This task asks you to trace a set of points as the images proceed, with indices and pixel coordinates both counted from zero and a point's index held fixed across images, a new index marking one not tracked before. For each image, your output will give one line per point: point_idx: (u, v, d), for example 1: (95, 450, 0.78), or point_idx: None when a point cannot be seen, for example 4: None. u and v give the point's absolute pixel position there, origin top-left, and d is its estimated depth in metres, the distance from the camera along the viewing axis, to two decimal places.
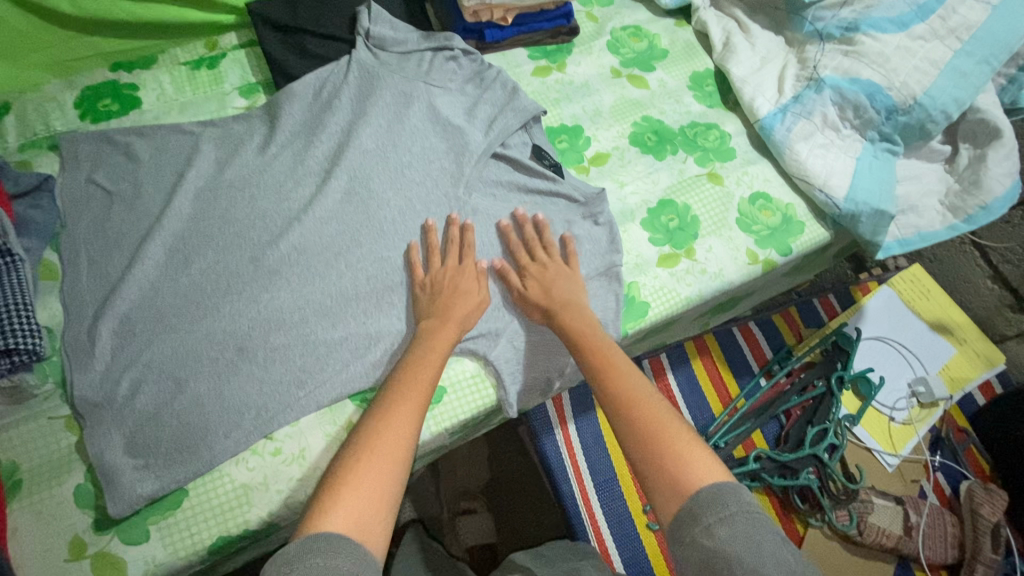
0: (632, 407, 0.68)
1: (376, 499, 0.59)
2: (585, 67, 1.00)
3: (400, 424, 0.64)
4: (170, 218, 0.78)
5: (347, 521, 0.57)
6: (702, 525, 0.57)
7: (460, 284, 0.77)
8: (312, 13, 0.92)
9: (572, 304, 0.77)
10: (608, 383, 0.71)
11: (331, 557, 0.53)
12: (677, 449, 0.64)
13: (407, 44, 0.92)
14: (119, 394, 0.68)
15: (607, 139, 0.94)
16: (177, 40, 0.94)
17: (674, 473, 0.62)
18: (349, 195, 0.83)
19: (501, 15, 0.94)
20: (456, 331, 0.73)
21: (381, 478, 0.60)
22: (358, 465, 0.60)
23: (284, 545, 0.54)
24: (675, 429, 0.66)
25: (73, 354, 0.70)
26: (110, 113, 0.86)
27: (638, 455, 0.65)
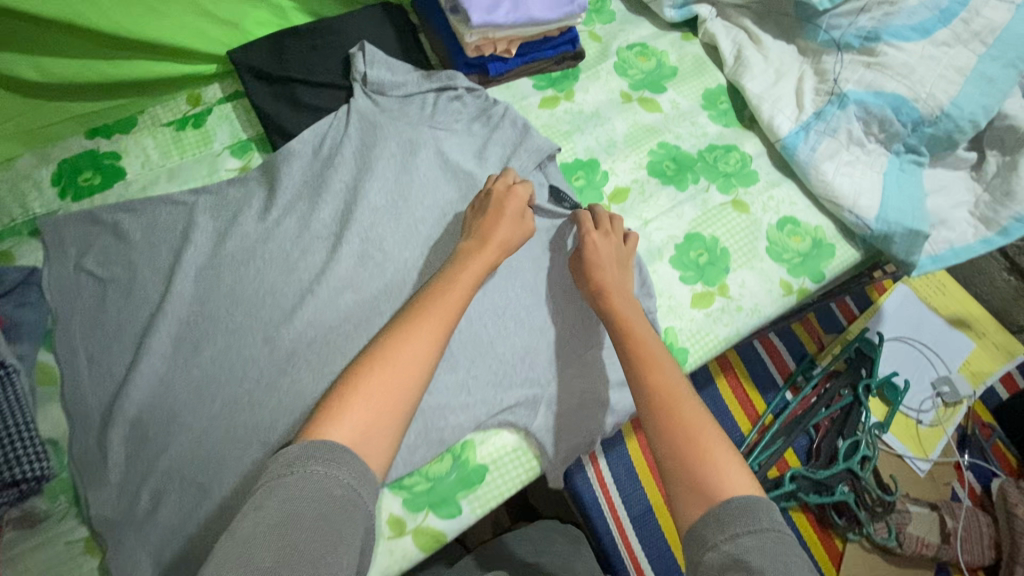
0: (664, 401, 0.63)
1: (384, 415, 0.57)
2: (594, 93, 0.95)
3: (426, 340, 0.62)
4: (173, 304, 0.73)
5: (350, 430, 0.55)
6: (729, 534, 0.51)
7: (505, 208, 0.77)
8: (301, 60, 0.86)
9: (618, 285, 0.75)
10: (643, 364, 0.67)
11: (330, 466, 0.51)
12: (707, 452, 0.58)
13: (407, 87, 0.86)
14: (141, 508, 0.64)
15: (624, 172, 0.89)
16: (156, 97, 0.87)
17: (701, 474, 0.57)
18: (363, 259, 0.78)
19: (505, 48, 0.87)
20: (498, 252, 0.74)
21: (392, 390, 0.58)
22: (374, 373, 0.58)
23: (289, 445, 0.53)
24: (707, 426, 0.60)
25: (86, 467, 0.65)
26: (93, 188, 0.79)
27: (663, 448, 0.60)
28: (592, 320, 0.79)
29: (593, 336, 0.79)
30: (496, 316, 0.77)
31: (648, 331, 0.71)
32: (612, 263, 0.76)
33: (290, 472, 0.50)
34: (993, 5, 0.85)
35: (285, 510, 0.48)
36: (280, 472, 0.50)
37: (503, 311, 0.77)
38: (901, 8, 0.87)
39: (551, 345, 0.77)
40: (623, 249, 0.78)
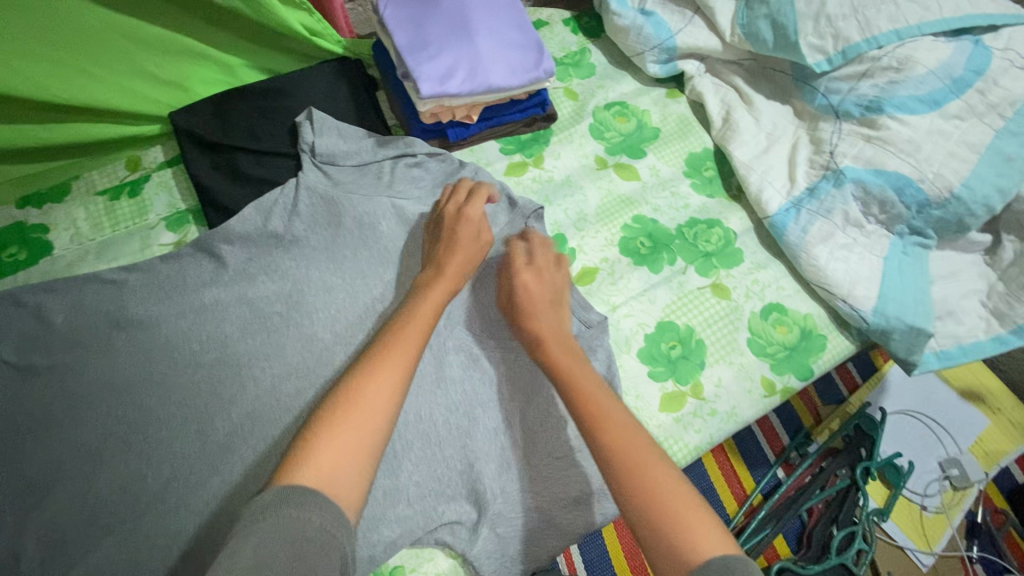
0: (616, 451, 0.53)
1: (359, 446, 0.50)
2: (565, 159, 0.89)
3: (399, 363, 0.56)
4: (93, 398, 0.68)
5: (324, 469, 0.48)
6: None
7: (465, 235, 0.74)
8: (246, 126, 0.81)
9: (548, 327, 0.68)
10: (589, 403, 0.58)
11: (305, 509, 0.44)
12: (673, 502, 0.49)
13: (359, 157, 0.81)
14: None
15: (593, 249, 0.82)
16: (93, 162, 0.82)
17: (672, 533, 0.47)
18: (304, 347, 0.72)
19: (465, 114, 0.81)
20: (453, 284, 0.69)
21: (367, 420, 0.51)
22: (347, 403, 0.52)
23: (259, 492, 0.45)
24: (666, 471, 0.51)
25: None
26: (17, 264, 0.75)
27: (626, 501, 0.50)
28: (547, 421, 0.73)
29: (551, 441, 0.71)
30: (447, 414, 0.70)
31: (591, 374, 0.63)
32: (544, 302, 0.70)
33: (264, 518, 0.43)
34: (1012, 75, 0.75)
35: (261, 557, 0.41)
36: (251, 521, 0.43)
37: (454, 407, 0.70)
38: (908, 76, 0.78)
39: (503, 451, 0.70)
40: (558, 289, 0.73)
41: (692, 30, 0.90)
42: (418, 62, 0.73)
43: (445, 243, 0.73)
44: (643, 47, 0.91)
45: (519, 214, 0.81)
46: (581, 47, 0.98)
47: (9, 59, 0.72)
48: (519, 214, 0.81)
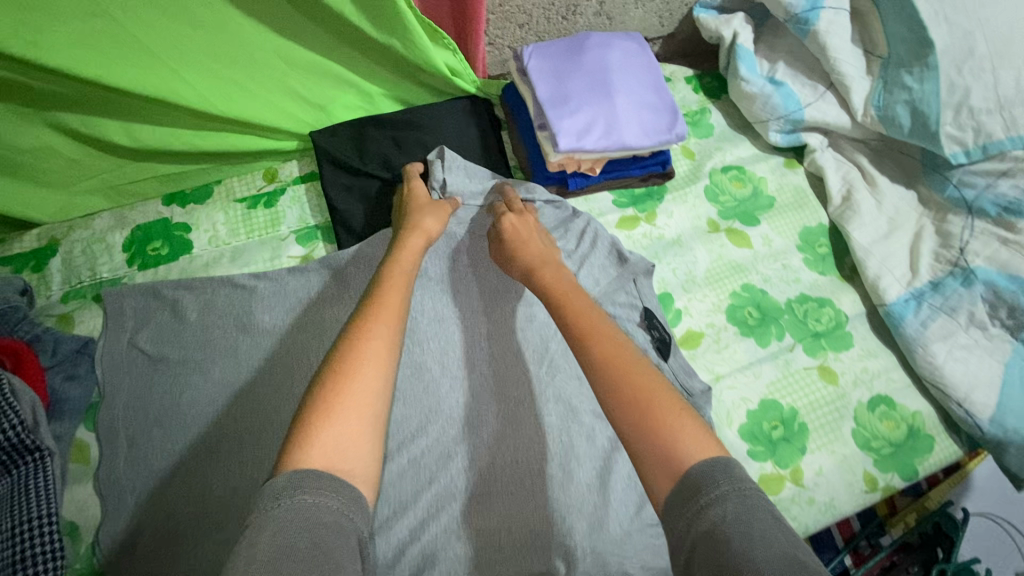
0: (606, 367, 0.57)
1: (354, 427, 0.52)
2: (677, 218, 0.88)
3: (381, 343, 0.58)
4: (216, 396, 0.72)
5: (326, 452, 0.49)
6: (703, 502, 0.45)
7: (419, 200, 0.78)
8: (381, 155, 0.86)
9: (547, 259, 0.73)
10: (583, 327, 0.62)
11: (320, 495, 0.46)
12: (651, 410, 0.52)
13: (483, 196, 0.85)
14: None
15: (700, 313, 0.82)
16: (233, 168, 0.87)
17: (657, 443, 0.50)
18: (413, 375, 0.74)
19: (589, 167, 0.82)
20: (423, 239, 0.73)
21: (354, 403, 0.53)
22: (336, 390, 0.53)
23: (272, 478, 0.47)
24: (655, 383, 0.54)
25: (113, 557, 0.65)
26: (159, 259, 0.80)
27: (619, 413, 0.53)
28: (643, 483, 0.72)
29: (645, 505, 0.71)
30: (544, 461, 0.70)
31: (582, 295, 0.67)
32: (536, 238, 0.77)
33: (280, 500, 0.45)
34: None
35: (277, 544, 0.42)
36: (268, 506, 0.45)
37: (551, 456, 0.71)
38: None
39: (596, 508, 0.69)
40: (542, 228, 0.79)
41: (822, 105, 0.89)
42: (559, 117, 0.75)
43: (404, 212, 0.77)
44: (769, 116, 0.91)
45: (630, 269, 0.82)
46: (702, 106, 0.98)
47: (186, 74, 0.77)
48: (630, 269, 0.82)
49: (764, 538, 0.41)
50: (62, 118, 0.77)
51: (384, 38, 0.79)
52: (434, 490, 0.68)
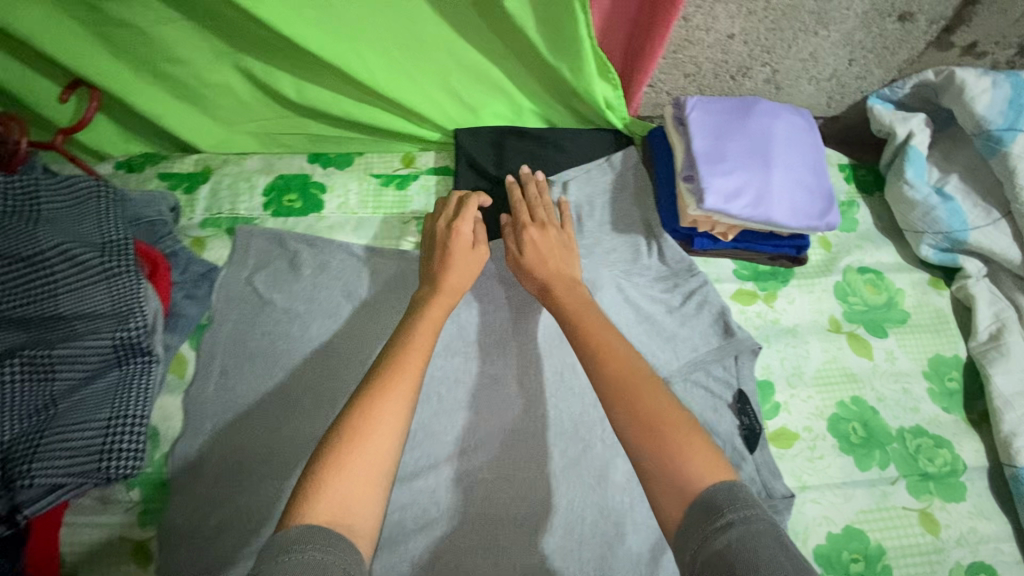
0: (616, 374, 0.57)
1: (366, 481, 0.50)
2: (798, 306, 0.83)
3: (400, 389, 0.55)
4: (308, 351, 0.75)
5: (334, 504, 0.47)
6: (720, 524, 0.44)
7: (448, 249, 0.74)
8: (517, 165, 0.86)
9: (562, 278, 0.71)
10: (596, 340, 0.62)
11: (327, 551, 0.43)
12: (662, 419, 0.53)
13: (608, 229, 0.83)
14: (202, 531, 0.66)
15: (799, 413, 0.76)
16: (375, 146, 0.94)
17: (670, 462, 0.50)
18: (494, 388, 0.75)
19: (722, 231, 0.79)
20: (453, 298, 0.70)
21: (370, 459, 0.50)
22: (352, 440, 0.51)
23: (283, 527, 0.45)
24: (666, 403, 0.54)
25: (179, 470, 0.68)
26: (292, 210, 0.85)
27: (635, 442, 0.53)
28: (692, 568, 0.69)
29: None
30: (599, 517, 0.69)
31: (599, 317, 0.65)
32: (551, 248, 0.74)
33: (291, 553, 0.43)
34: None
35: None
36: (278, 556, 0.42)
37: (606, 512, 0.69)
38: None
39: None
40: (563, 234, 0.76)
41: (991, 231, 0.83)
42: (711, 174, 0.72)
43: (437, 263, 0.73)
44: (926, 227, 0.85)
45: (734, 344, 0.78)
46: (850, 198, 0.93)
47: (366, 50, 0.81)
48: (734, 344, 0.78)
49: (773, 562, 0.41)
50: (248, 64, 0.82)
51: (555, 61, 0.80)
52: (486, 508, 0.69)
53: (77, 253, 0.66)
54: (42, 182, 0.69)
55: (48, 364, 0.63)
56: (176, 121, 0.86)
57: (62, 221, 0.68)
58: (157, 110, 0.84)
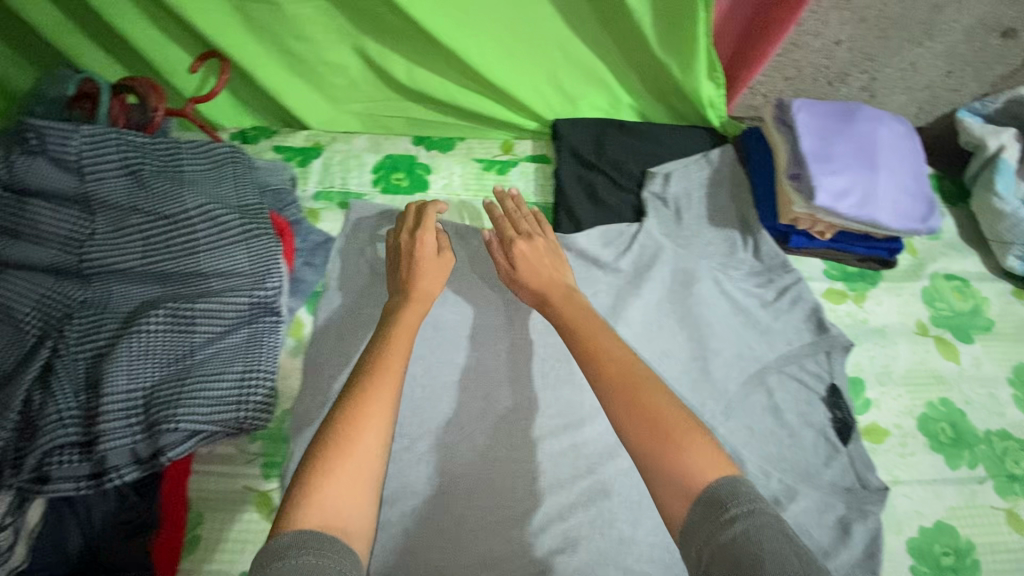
0: (607, 371, 0.54)
1: (357, 480, 0.46)
2: (887, 308, 0.85)
3: (385, 386, 0.52)
4: (420, 323, 0.79)
5: (325, 506, 0.44)
6: (726, 519, 0.42)
7: (425, 259, 0.71)
8: (617, 155, 0.89)
9: (556, 285, 0.69)
10: (591, 339, 0.58)
11: (321, 556, 0.40)
12: (653, 413, 0.50)
13: (706, 223, 0.86)
14: None
15: (890, 410, 0.78)
16: (473, 131, 0.96)
17: (670, 463, 0.47)
18: None
19: (822, 230, 0.81)
20: (425, 304, 0.67)
21: (358, 465, 0.47)
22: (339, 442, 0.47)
23: (273, 536, 0.42)
24: (660, 396, 0.51)
25: (299, 426, 0.71)
26: (399, 188, 0.88)
27: (635, 441, 0.49)
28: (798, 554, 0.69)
29: None
30: None
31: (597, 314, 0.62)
32: (537, 259, 0.73)
33: (285, 559, 0.40)
34: None
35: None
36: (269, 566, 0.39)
37: None
38: None
39: None
40: (552, 246, 0.75)
41: None
42: (821, 172, 0.75)
43: (408, 269, 0.70)
44: (1013, 239, 0.87)
45: (827, 340, 0.80)
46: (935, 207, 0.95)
47: (481, 36, 0.85)
48: (827, 340, 0.80)
49: (777, 558, 0.39)
50: (365, 46, 0.85)
51: (664, 57, 0.83)
52: (589, 483, 0.71)
53: (218, 214, 0.71)
54: (185, 148, 0.75)
55: (190, 315, 0.68)
56: (291, 97, 0.89)
57: (203, 184, 0.73)
58: (274, 85, 0.87)
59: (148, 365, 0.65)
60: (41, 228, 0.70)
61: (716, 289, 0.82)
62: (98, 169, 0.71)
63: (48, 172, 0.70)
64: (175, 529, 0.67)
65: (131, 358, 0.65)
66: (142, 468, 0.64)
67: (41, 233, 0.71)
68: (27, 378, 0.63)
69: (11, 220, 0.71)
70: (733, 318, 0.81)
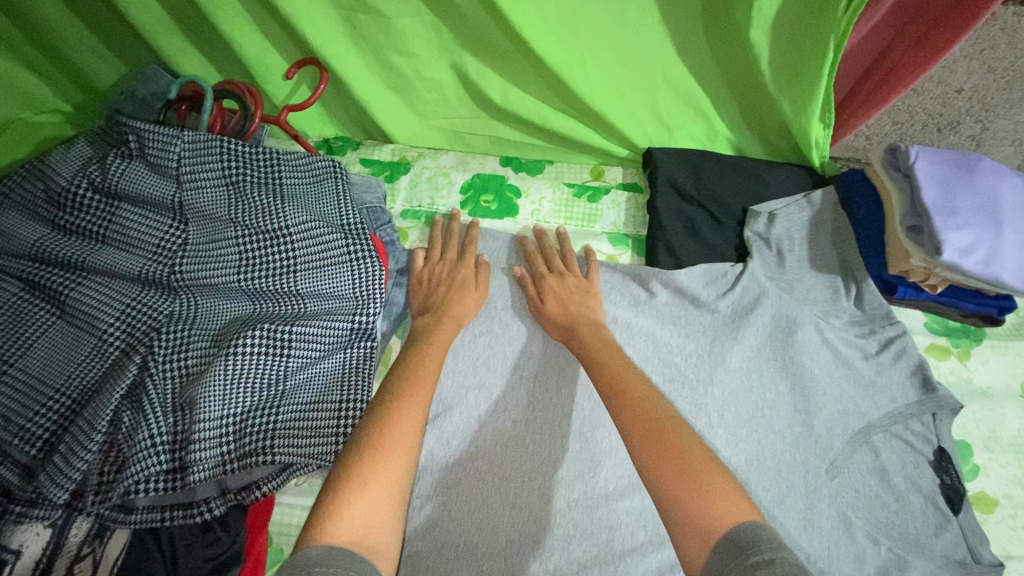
0: (635, 412, 0.55)
1: (383, 499, 0.47)
2: (992, 368, 0.82)
3: (412, 413, 0.54)
4: (511, 357, 0.75)
5: (353, 525, 0.45)
6: (747, 564, 0.39)
7: (456, 282, 0.75)
8: (717, 190, 0.85)
9: (586, 321, 0.71)
10: (619, 380, 0.60)
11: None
12: (680, 452, 0.50)
13: (808, 267, 0.82)
14: (416, 523, 0.66)
15: (999, 478, 0.75)
16: (560, 155, 0.93)
17: (694, 506, 0.45)
18: (695, 414, 0.74)
19: (933, 285, 0.77)
20: (455, 328, 0.71)
21: (387, 485, 0.48)
22: (366, 460, 0.49)
23: (298, 550, 0.41)
24: (688, 438, 0.51)
25: None
26: (488, 211, 0.87)
27: (658, 484, 0.48)
28: None
29: None
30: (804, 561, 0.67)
31: (626, 358, 0.64)
32: (570, 295, 0.75)
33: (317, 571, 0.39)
34: None
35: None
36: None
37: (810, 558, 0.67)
38: None
39: None
40: (579, 279, 0.77)
41: None
42: (947, 226, 0.71)
43: (443, 294, 0.73)
44: None
45: (934, 401, 0.76)
46: None
47: (584, 59, 0.80)
48: (935, 401, 0.76)
49: None
50: (463, 63, 0.82)
51: (777, 92, 0.80)
52: None
53: (318, 232, 0.68)
54: (285, 160, 0.72)
55: (286, 339, 0.64)
56: (382, 110, 0.86)
57: (303, 199, 0.71)
58: (365, 96, 0.83)
59: (240, 391, 0.61)
60: (131, 235, 0.67)
61: (817, 338, 0.79)
62: (196, 177, 0.68)
63: (144, 179, 0.68)
64: (256, 564, 0.63)
65: (224, 383, 0.60)
66: (229, 501, 0.61)
67: (130, 240, 0.68)
68: (115, 397, 0.60)
69: (99, 224, 0.68)
70: (836, 369, 0.78)
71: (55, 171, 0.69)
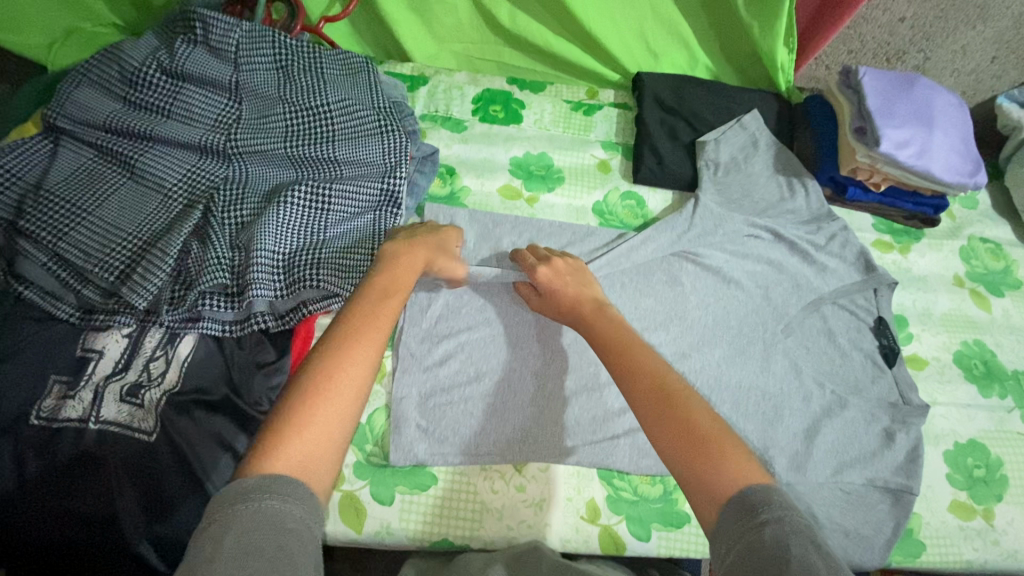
0: (650, 378, 0.52)
1: (328, 435, 0.44)
2: (928, 261, 0.95)
3: (367, 347, 0.50)
4: (515, 232, 0.87)
5: (293, 456, 0.42)
6: (757, 521, 0.41)
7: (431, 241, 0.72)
8: (695, 105, 0.98)
9: (585, 301, 0.68)
10: (628, 351, 0.57)
11: (289, 500, 0.40)
12: (683, 411, 0.49)
13: (772, 169, 0.95)
14: (431, 356, 0.77)
15: (929, 344, 0.88)
16: (560, 78, 1.05)
17: (708, 468, 0.45)
18: (671, 282, 0.86)
19: (877, 181, 0.90)
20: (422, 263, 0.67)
21: (338, 414, 0.45)
22: (313, 394, 0.45)
23: (235, 478, 0.40)
24: (699, 406, 0.49)
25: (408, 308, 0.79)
26: (496, 119, 0.99)
27: (669, 449, 0.47)
28: (848, 453, 0.77)
29: (842, 468, 0.76)
30: (759, 398, 0.79)
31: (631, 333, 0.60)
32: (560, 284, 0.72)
33: (251, 500, 0.39)
34: None
35: (244, 546, 0.36)
36: (231, 509, 0.38)
37: (767, 397, 0.79)
38: None
39: (796, 453, 0.76)
40: (577, 268, 0.74)
41: None
42: (885, 125, 0.84)
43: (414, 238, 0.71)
44: None
45: (875, 278, 0.88)
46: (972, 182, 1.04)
47: None
48: (874, 279, 0.88)
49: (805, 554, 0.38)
50: None
51: (748, 17, 0.93)
52: None
53: (355, 109, 0.81)
54: (326, 56, 0.85)
55: (327, 196, 0.76)
56: (404, 29, 0.98)
57: (341, 87, 0.83)
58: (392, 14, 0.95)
59: (289, 233, 0.74)
60: (193, 111, 0.78)
61: (780, 227, 0.91)
62: (250, 62, 0.81)
63: (207, 62, 0.79)
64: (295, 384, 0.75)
65: (276, 226, 0.72)
66: (280, 321, 0.74)
67: (191, 114, 0.78)
68: (184, 232, 0.70)
69: (164, 101, 0.78)
70: (794, 251, 0.90)
71: (127, 56, 0.79)
